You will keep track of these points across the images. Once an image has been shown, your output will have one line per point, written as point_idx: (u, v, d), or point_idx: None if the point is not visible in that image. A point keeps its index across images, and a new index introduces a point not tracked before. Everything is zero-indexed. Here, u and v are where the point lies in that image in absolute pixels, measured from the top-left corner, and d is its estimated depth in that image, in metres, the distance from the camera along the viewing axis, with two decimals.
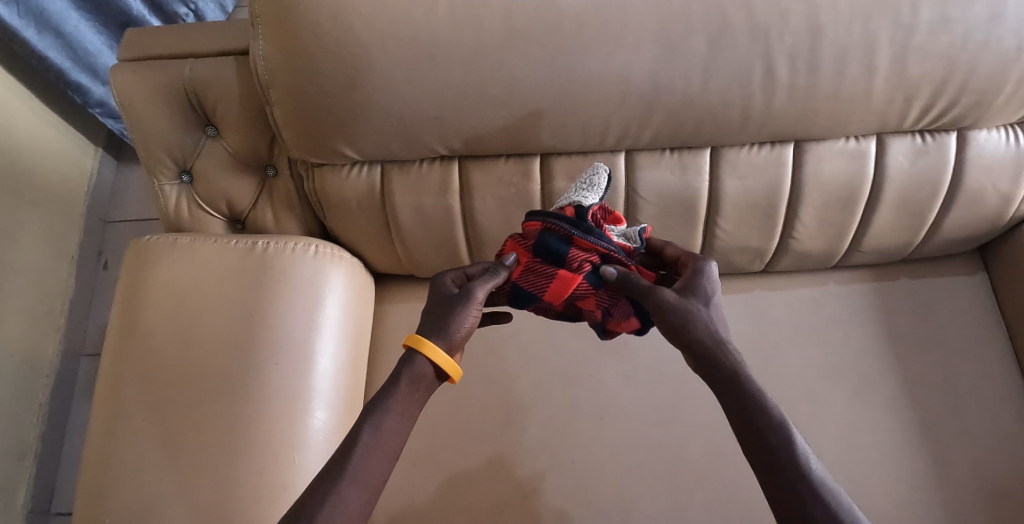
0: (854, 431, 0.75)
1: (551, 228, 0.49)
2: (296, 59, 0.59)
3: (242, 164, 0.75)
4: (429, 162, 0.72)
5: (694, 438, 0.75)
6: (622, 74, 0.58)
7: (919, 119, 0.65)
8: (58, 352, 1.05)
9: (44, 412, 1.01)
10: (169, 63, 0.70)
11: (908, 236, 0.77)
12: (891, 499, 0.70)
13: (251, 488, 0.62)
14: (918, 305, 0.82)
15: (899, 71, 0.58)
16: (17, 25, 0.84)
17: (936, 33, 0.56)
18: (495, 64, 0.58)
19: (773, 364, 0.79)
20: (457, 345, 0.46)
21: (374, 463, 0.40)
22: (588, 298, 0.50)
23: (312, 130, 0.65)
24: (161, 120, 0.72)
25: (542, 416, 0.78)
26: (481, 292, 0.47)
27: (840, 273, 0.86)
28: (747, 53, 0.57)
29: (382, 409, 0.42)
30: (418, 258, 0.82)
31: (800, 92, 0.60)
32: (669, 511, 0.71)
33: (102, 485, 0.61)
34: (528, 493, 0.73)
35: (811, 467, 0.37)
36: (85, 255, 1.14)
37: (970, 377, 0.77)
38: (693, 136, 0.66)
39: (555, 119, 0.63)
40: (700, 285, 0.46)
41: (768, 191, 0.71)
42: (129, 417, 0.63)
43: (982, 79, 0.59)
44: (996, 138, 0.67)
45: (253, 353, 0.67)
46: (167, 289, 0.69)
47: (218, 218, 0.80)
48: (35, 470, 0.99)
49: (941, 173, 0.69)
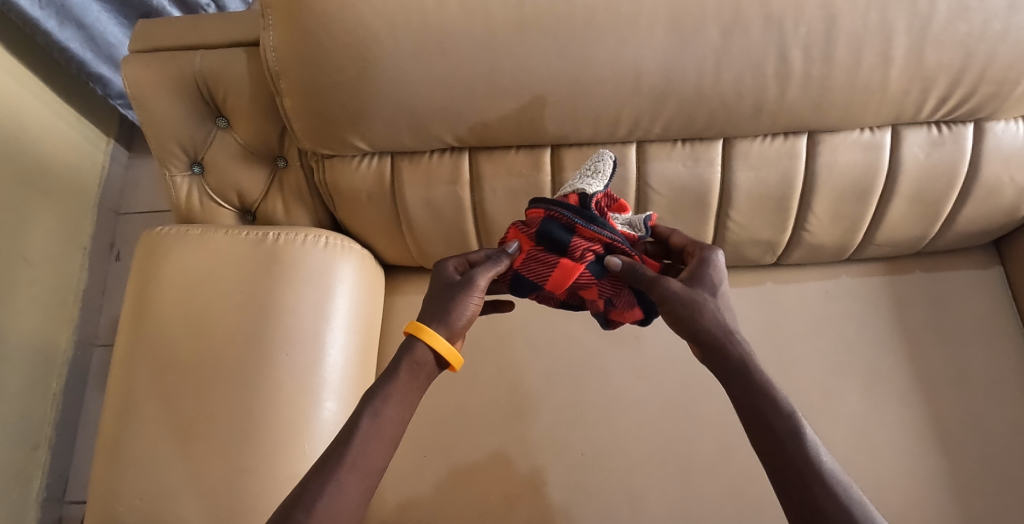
0: (865, 425, 0.74)
1: (554, 215, 0.48)
2: (307, 50, 0.59)
3: (252, 155, 0.76)
4: (438, 153, 0.72)
5: (702, 431, 0.75)
6: (634, 63, 0.58)
7: (935, 110, 0.64)
8: (72, 341, 1.07)
9: (58, 402, 1.03)
10: (179, 54, 0.70)
11: (922, 229, 0.76)
12: (904, 495, 0.70)
13: (263, 479, 0.62)
14: (932, 299, 0.81)
15: (916, 61, 0.57)
16: (38, 17, 0.85)
17: (954, 22, 0.55)
18: (507, 54, 0.58)
19: (784, 356, 0.79)
20: (458, 332, 0.46)
21: (374, 451, 0.41)
22: (590, 288, 0.49)
23: (322, 122, 0.65)
24: (171, 111, 0.72)
25: (552, 409, 0.77)
26: (482, 280, 0.47)
27: (852, 265, 0.85)
28: (761, 43, 0.56)
29: (382, 396, 0.42)
30: (427, 249, 0.82)
31: (815, 83, 0.59)
32: (679, 505, 0.71)
33: (117, 469, 0.62)
34: (537, 484, 0.73)
35: (821, 461, 0.36)
36: (97, 247, 1.15)
37: (982, 372, 0.76)
38: (705, 128, 0.66)
39: (567, 111, 0.63)
40: (706, 276, 0.46)
41: (781, 183, 0.70)
42: (141, 408, 0.64)
43: (1000, 71, 0.58)
44: (1014, 129, 0.66)
45: (265, 344, 0.68)
46: (180, 281, 0.70)
47: (228, 209, 0.81)
48: (49, 459, 1.00)
49: (956, 164, 0.68)
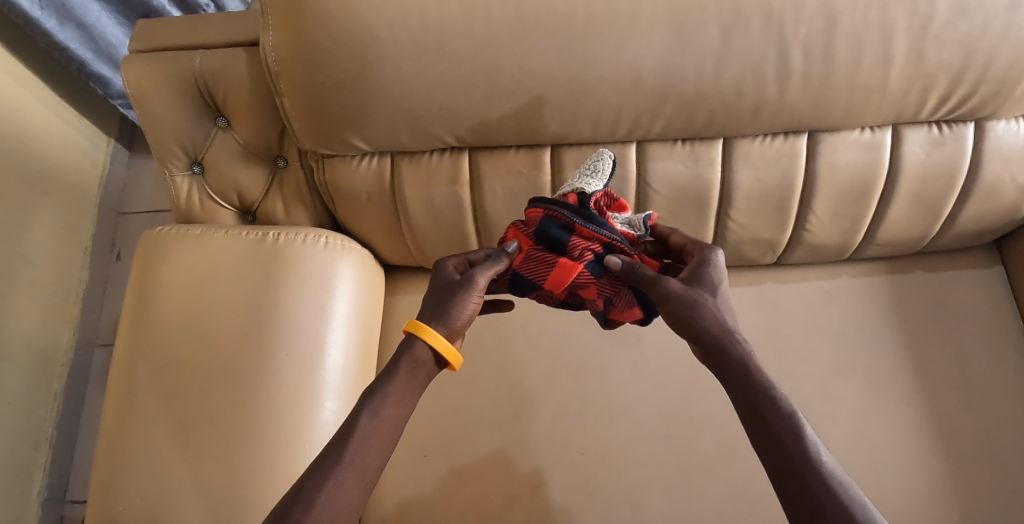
0: (866, 425, 0.74)
1: (553, 215, 0.48)
2: (306, 50, 0.59)
3: (252, 154, 0.76)
4: (438, 153, 0.72)
5: (703, 431, 0.75)
6: (634, 62, 0.58)
7: (935, 109, 0.64)
8: (72, 341, 1.07)
9: (59, 402, 1.03)
10: (179, 54, 0.70)
11: (922, 229, 0.76)
12: (904, 495, 0.70)
13: (263, 478, 0.62)
14: (933, 299, 0.81)
15: (916, 60, 0.57)
16: (38, 16, 0.85)
17: (954, 21, 0.55)
18: (507, 53, 0.58)
19: (785, 356, 0.79)
20: (457, 332, 0.46)
21: (373, 449, 0.41)
22: (589, 287, 0.49)
23: (321, 121, 0.65)
24: (171, 111, 0.72)
25: (552, 408, 0.77)
26: (482, 279, 0.47)
27: (853, 265, 0.85)
28: (760, 43, 0.56)
29: (381, 395, 0.42)
30: (427, 249, 0.82)
31: (816, 82, 0.59)
32: (679, 505, 0.71)
33: (117, 468, 0.62)
34: (537, 484, 0.73)
35: (822, 461, 0.36)
36: (98, 247, 1.15)
37: (983, 371, 0.76)
38: (705, 127, 0.65)
39: (567, 110, 0.63)
40: (706, 275, 0.46)
41: (781, 183, 0.70)
42: (142, 408, 0.64)
43: (1000, 70, 0.58)
44: (1015, 128, 0.66)
45: (265, 344, 0.68)
46: (180, 281, 0.70)
47: (228, 209, 0.81)
48: (50, 458, 1.00)
49: (957, 164, 0.68)
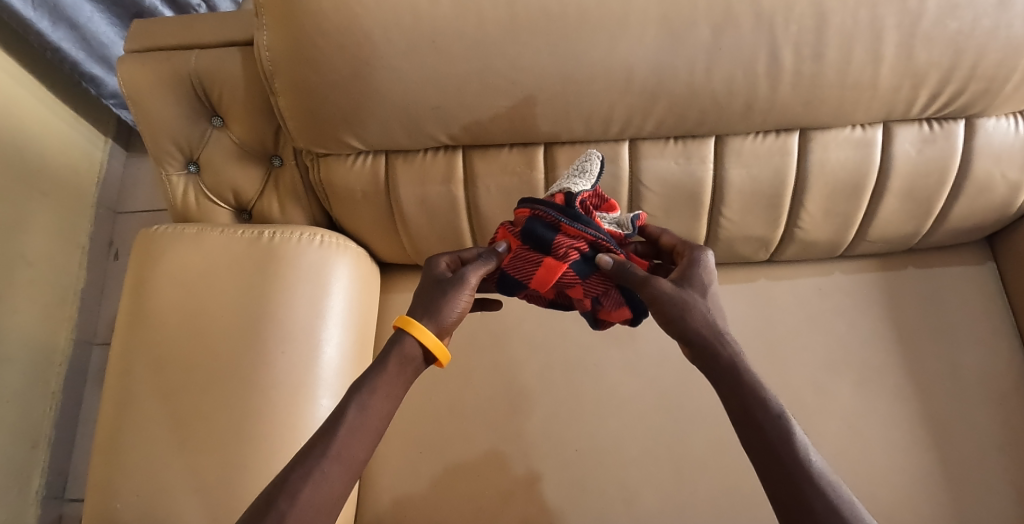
0: (859, 422, 0.75)
1: (539, 215, 0.49)
2: (300, 49, 0.59)
3: (247, 153, 0.76)
4: (432, 151, 0.72)
5: (696, 427, 0.75)
6: (626, 62, 0.58)
7: (925, 107, 0.64)
8: (70, 340, 1.07)
9: (57, 400, 1.03)
10: (174, 54, 0.71)
11: (913, 226, 0.77)
12: (894, 490, 0.70)
13: (258, 475, 0.63)
14: (926, 295, 0.82)
15: (906, 58, 0.58)
16: (30, 17, 0.86)
17: (943, 19, 0.55)
18: (498, 53, 0.58)
19: (778, 352, 0.79)
20: (447, 329, 0.46)
21: (359, 442, 0.41)
22: (576, 286, 0.50)
23: (316, 120, 0.65)
24: (166, 110, 0.72)
25: (546, 405, 0.78)
26: (473, 278, 0.47)
27: (846, 261, 0.86)
28: (751, 41, 0.57)
29: (369, 388, 0.43)
30: (422, 247, 0.82)
31: (806, 81, 0.60)
32: (671, 500, 0.71)
33: (115, 465, 0.63)
34: (532, 481, 0.73)
35: (810, 462, 0.37)
36: (95, 247, 1.16)
37: (976, 368, 0.77)
38: (697, 125, 0.66)
39: (558, 109, 0.63)
40: (696, 276, 0.46)
41: (774, 179, 0.71)
42: (139, 404, 0.65)
43: (990, 67, 0.59)
44: (1006, 125, 0.67)
45: (260, 341, 0.68)
46: (177, 280, 0.70)
47: (224, 208, 0.81)
48: (48, 456, 1.01)
49: (948, 161, 0.68)
